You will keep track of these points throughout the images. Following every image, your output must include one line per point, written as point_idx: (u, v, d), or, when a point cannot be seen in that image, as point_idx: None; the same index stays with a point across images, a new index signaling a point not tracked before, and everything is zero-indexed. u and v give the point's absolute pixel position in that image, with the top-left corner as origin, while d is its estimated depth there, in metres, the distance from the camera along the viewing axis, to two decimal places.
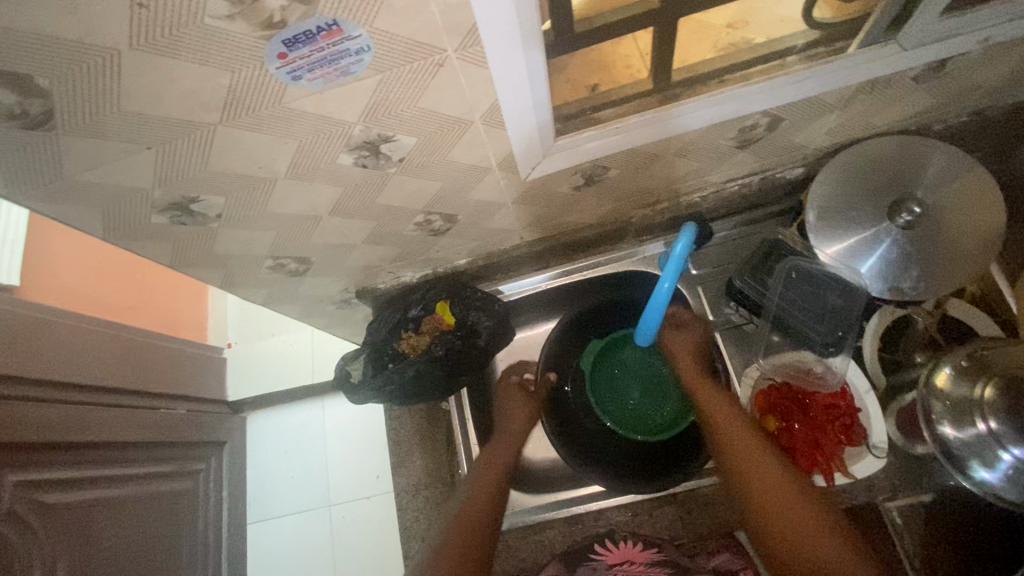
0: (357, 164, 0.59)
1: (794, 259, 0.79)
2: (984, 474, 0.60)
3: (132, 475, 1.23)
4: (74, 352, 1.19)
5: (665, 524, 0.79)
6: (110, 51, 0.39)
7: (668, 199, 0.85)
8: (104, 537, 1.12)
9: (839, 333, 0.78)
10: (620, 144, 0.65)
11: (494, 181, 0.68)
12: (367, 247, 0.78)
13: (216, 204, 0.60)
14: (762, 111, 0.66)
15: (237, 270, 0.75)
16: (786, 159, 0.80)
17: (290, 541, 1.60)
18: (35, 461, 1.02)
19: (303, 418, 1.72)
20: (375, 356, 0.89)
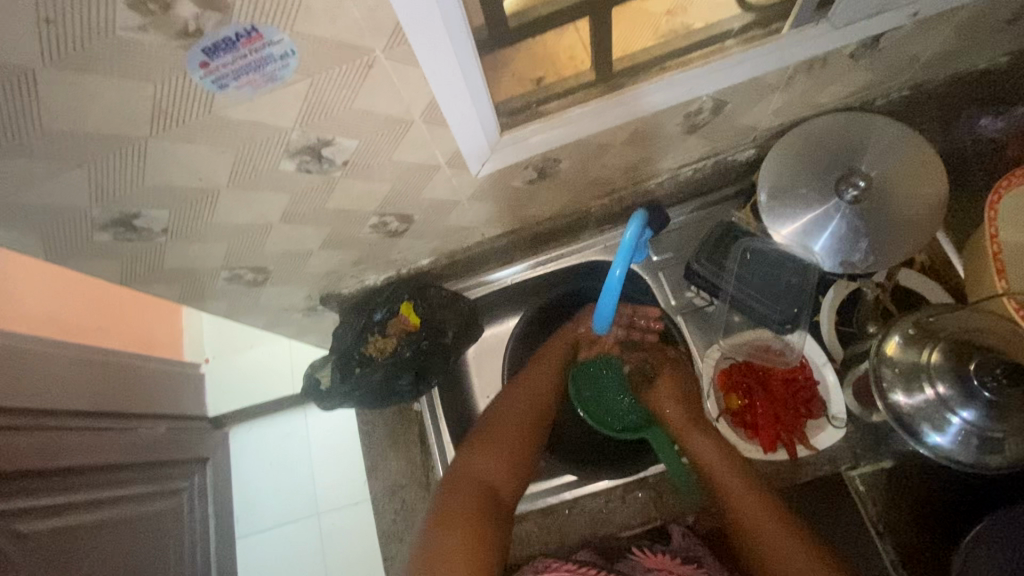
0: (301, 169, 0.58)
1: (748, 240, 0.81)
2: (936, 437, 0.62)
3: (111, 498, 1.21)
4: (43, 378, 1.17)
5: (639, 508, 0.79)
6: (23, 69, 0.39)
7: (624, 187, 0.86)
8: (86, 563, 1.10)
9: (795, 309, 0.80)
10: (570, 135, 0.66)
11: (445, 179, 0.69)
12: (325, 253, 0.78)
13: (161, 218, 0.59)
14: (705, 95, 0.66)
15: (193, 284, 0.74)
16: (736, 142, 0.81)
17: (281, 553, 1.59)
18: (9, 491, 1.00)
19: (285, 429, 1.70)
20: (341, 361, 0.87)
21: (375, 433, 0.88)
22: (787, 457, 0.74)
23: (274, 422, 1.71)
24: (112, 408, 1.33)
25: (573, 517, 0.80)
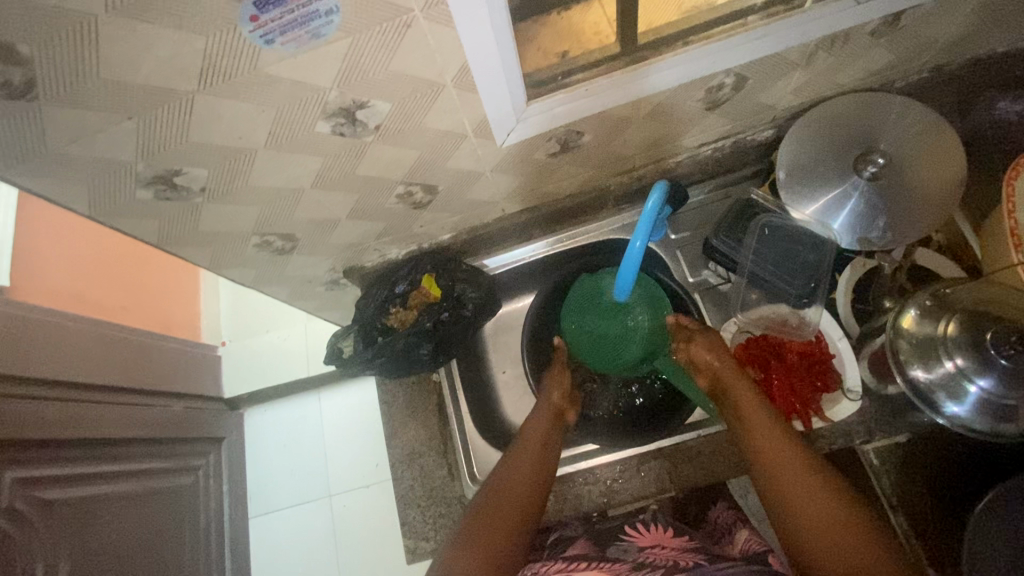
0: (335, 132, 0.60)
1: (766, 216, 0.83)
2: (954, 407, 0.63)
3: (130, 471, 1.24)
4: (68, 351, 1.20)
5: (654, 479, 0.81)
6: (87, 17, 0.41)
7: (644, 165, 0.87)
8: (105, 532, 1.13)
9: (811, 284, 0.81)
10: (592, 107, 0.68)
11: (471, 149, 0.70)
12: (351, 223, 0.80)
13: (200, 177, 0.61)
14: (727, 69, 0.68)
15: (224, 249, 0.76)
16: (756, 120, 0.82)
17: (292, 533, 1.61)
18: (32, 458, 1.03)
19: (299, 411, 1.73)
20: (363, 332, 0.90)
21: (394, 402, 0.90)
22: (802, 429, 0.75)
23: (289, 405, 1.74)
24: (132, 383, 1.36)
25: (588, 488, 0.82)
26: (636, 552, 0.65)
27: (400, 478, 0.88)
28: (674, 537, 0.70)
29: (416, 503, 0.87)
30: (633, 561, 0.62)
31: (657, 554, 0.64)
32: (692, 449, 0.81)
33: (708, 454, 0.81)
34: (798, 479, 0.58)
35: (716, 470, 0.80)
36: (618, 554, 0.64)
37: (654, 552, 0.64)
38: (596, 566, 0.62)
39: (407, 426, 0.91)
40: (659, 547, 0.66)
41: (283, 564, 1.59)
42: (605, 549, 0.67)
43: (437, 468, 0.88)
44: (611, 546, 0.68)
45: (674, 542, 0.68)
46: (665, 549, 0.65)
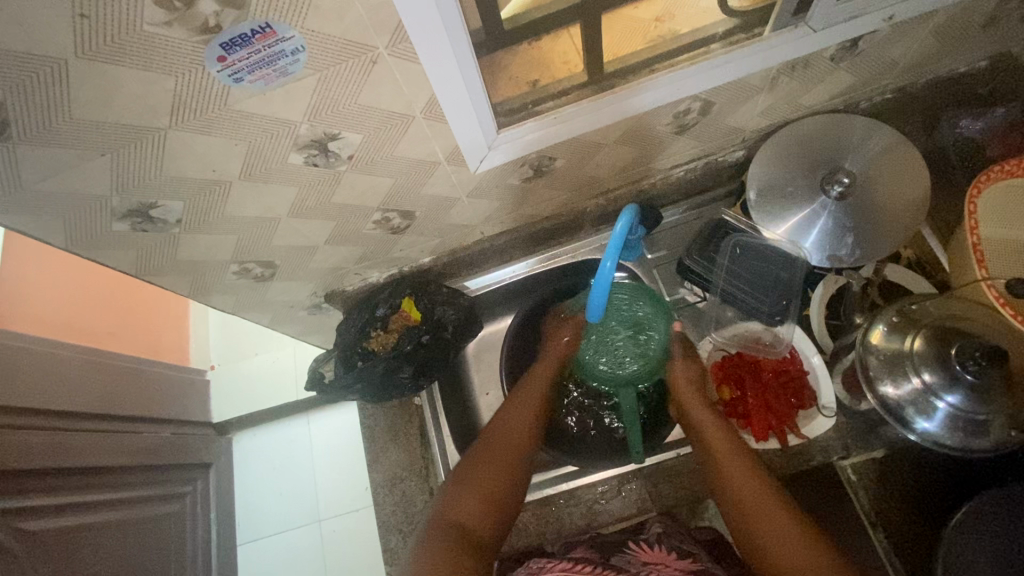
0: (308, 163, 0.62)
1: (739, 236, 0.84)
2: (923, 423, 0.64)
3: (115, 499, 1.23)
4: (53, 379, 1.20)
5: (635, 499, 0.81)
6: (58, 61, 0.43)
7: (619, 187, 0.89)
8: (90, 562, 1.12)
9: (784, 302, 0.82)
10: (565, 132, 0.69)
11: (445, 175, 0.72)
12: (330, 249, 0.81)
13: (175, 208, 0.62)
14: (693, 95, 0.70)
15: (203, 277, 0.77)
16: (726, 142, 0.85)
17: (281, 560, 1.59)
18: (15, 488, 1.02)
19: (289, 435, 1.72)
20: (344, 356, 0.91)
21: (376, 426, 0.91)
22: (778, 446, 0.75)
23: (278, 429, 1.73)
24: (119, 410, 1.36)
25: (569, 509, 0.82)
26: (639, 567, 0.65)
27: (382, 504, 0.87)
28: (674, 555, 0.69)
29: (399, 529, 0.86)
30: None
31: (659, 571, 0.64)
32: (672, 468, 0.81)
33: (688, 474, 0.81)
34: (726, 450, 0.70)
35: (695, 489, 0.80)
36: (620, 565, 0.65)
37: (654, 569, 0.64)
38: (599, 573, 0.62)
39: (389, 450, 0.91)
40: (660, 566, 0.66)
41: None
42: (610, 561, 0.68)
43: (420, 493, 0.87)
44: (613, 558, 0.69)
45: (676, 562, 0.67)
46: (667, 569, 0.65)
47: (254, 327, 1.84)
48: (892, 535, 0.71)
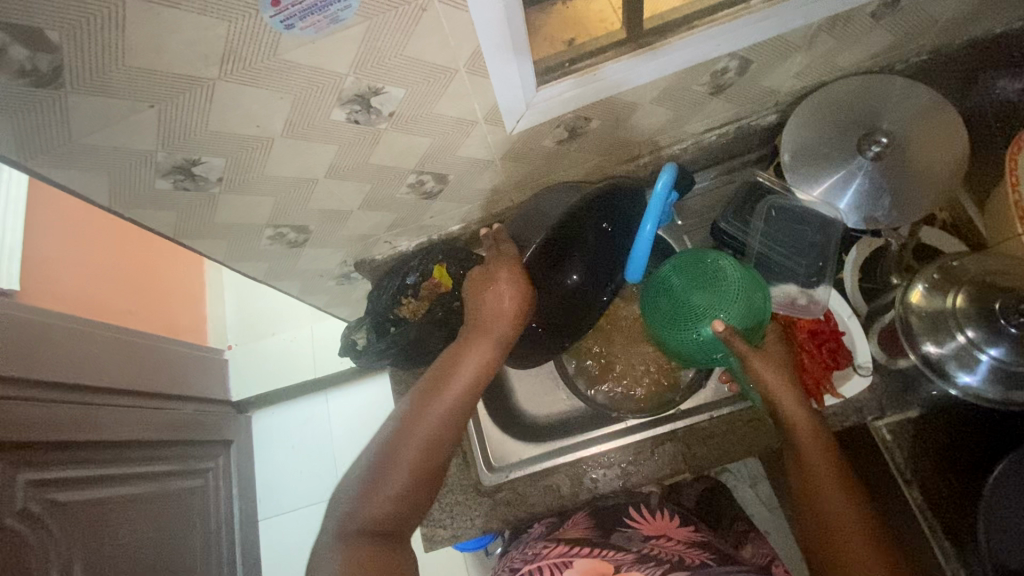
0: (350, 119, 0.61)
1: (772, 198, 0.84)
2: (965, 378, 0.64)
3: (138, 474, 1.28)
4: (74, 354, 1.21)
5: (668, 460, 0.81)
6: (115, 4, 0.42)
7: (650, 152, 0.88)
8: (118, 533, 1.18)
9: (820, 263, 0.80)
10: (604, 91, 0.69)
11: (481, 136, 0.71)
12: (363, 214, 0.81)
13: (216, 166, 0.62)
14: (731, 52, 0.69)
15: (239, 242, 0.77)
16: (760, 105, 0.84)
17: (303, 534, 1.62)
18: (44, 461, 1.07)
19: (307, 412, 1.73)
20: (377, 323, 0.92)
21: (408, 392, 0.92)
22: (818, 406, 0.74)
23: (296, 407, 1.75)
24: (142, 386, 1.38)
25: (602, 472, 0.82)
26: (640, 543, 0.71)
27: None
28: (679, 529, 0.77)
29: None
30: (638, 552, 0.68)
31: (663, 547, 0.71)
32: (707, 430, 0.82)
33: (722, 436, 0.81)
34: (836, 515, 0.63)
35: (729, 450, 0.81)
36: (622, 543, 0.71)
37: (658, 545, 0.71)
38: (598, 554, 0.69)
39: None
40: (664, 541, 0.72)
41: (293, 566, 1.60)
42: (610, 536, 0.73)
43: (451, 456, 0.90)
44: (615, 531, 0.74)
45: (679, 535, 0.75)
46: (671, 543, 0.72)
47: (272, 306, 1.85)
48: (926, 492, 0.72)
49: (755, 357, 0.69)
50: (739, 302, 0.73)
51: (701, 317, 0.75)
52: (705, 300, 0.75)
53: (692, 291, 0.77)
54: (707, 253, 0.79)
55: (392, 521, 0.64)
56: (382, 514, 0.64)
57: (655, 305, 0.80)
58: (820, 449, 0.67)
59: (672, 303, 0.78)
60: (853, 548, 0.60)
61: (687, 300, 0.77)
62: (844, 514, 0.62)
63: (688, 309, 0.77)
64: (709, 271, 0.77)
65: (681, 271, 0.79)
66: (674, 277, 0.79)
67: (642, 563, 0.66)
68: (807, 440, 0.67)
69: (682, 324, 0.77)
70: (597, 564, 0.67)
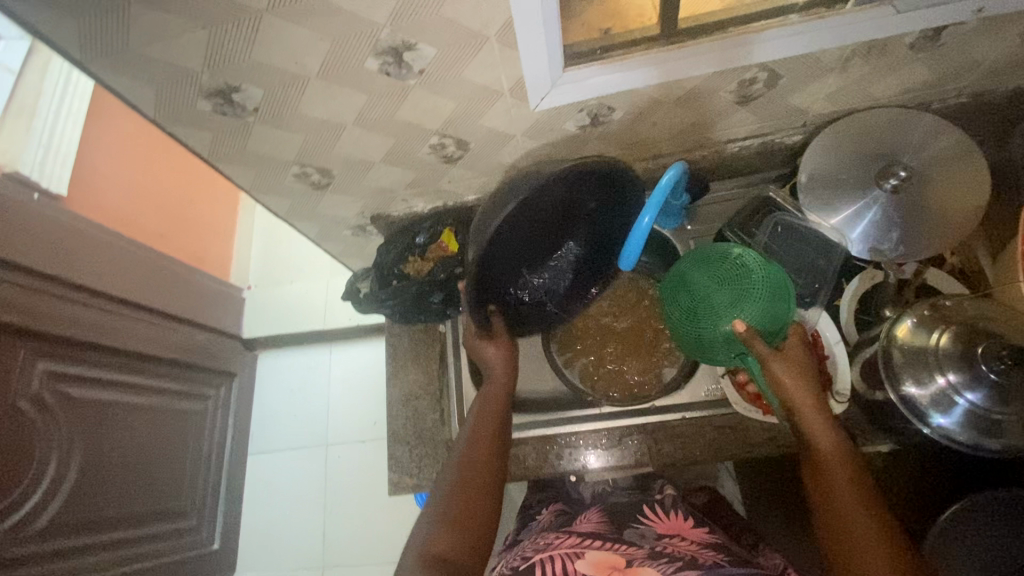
0: (382, 71, 0.65)
1: (780, 214, 0.84)
2: (939, 419, 0.64)
3: (145, 386, 1.36)
4: (103, 262, 1.30)
5: (634, 451, 0.85)
6: None
7: (671, 152, 0.90)
8: (117, 436, 1.27)
9: (816, 286, 0.81)
10: (628, 81, 0.71)
11: (505, 108, 0.74)
12: (384, 168, 0.85)
13: (254, 96, 0.67)
14: (761, 64, 0.71)
15: (266, 174, 0.82)
16: (787, 124, 0.85)
17: (287, 473, 1.70)
18: (64, 355, 1.16)
19: (311, 360, 1.81)
20: (381, 274, 0.97)
21: (400, 344, 0.99)
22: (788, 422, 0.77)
23: (301, 354, 1.82)
24: (165, 306, 1.46)
25: (568, 451, 0.87)
26: (652, 540, 0.72)
27: (395, 415, 0.96)
28: (692, 528, 0.78)
29: (406, 440, 0.94)
30: (650, 548, 0.70)
31: (674, 545, 0.71)
32: (676, 429, 0.85)
33: (690, 437, 0.84)
34: (842, 512, 0.62)
35: (694, 452, 0.84)
36: (637, 540, 0.72)
37: (671, 543, 0.72)
38: (609, 547, 0.70)
39: (408, 370, 0.98)
40: (676, 539, 0.73)
41: (273, 501, 1.68)
42: (622, 531, 0.75)
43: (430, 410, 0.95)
44: (629, 529, 0.77)
45: (693, 534, 0.75)
46: (685, 542, 0.72)
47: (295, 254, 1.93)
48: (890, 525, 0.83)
49: (773, 359, 0.71)
50: (761, 303, 0.75)
51: (721, 315, 0.77)
52: (728, 299, 0.77)
53: (715, 287, 0.78)
54: (732, 248, 0.80)
55: (458, 552, 0.62)
56: (457, 544, 0.63)
57: (676, 301, 0.82)
58: (834, 450, 0.67)
59: (693, 301, 0.80)
60: (857, 543, 0.59)
61: (709, 297, 0.79)
62: (852, 508, 0.62)
63: (708, 305, 0.79)
64: (732, 268, 0.79)
65: (703, 270, 0.81)
66: (697, 275, 0.81)
67: (653, 557, 0.66)
68: (822, 441, 0.68)
69: (699, 316, 0.79)
70: (609, 555, 0.67)
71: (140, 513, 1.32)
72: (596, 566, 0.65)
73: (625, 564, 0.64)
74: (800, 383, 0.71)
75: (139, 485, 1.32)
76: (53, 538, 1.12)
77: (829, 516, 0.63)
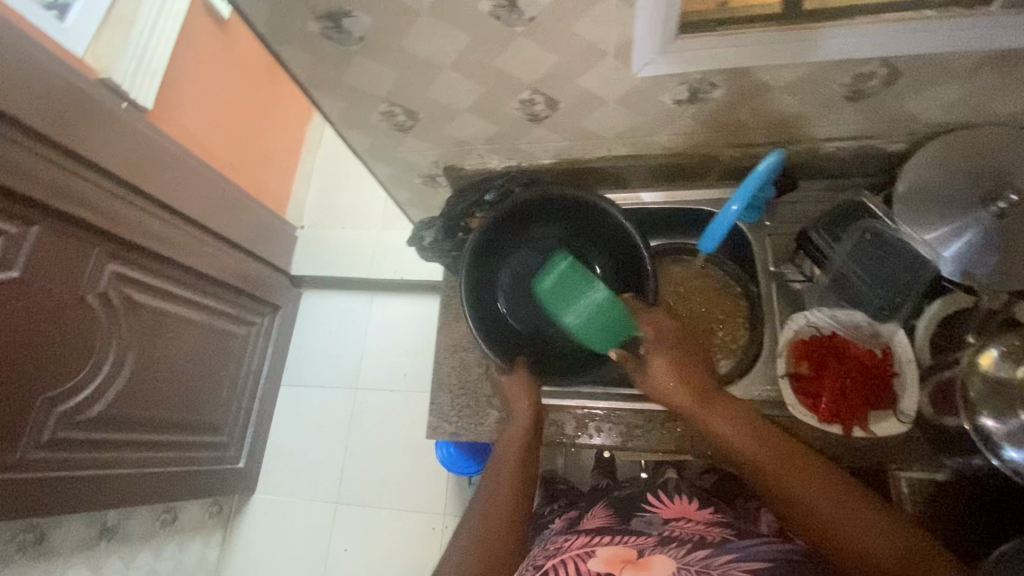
0: (492, 14, 0.64)
1: (872, 221, 0.79)
2: (1014, 453, 0.60)
3: (199, 303, 1.42)
4: (173, 179, 1.34)
5: (675, 438, 0.84)
6: None
7: (761, 144, 0.87)
8: (168, 345, 1.33)
9: (898, 299, 0.79)
10: (737, 58, 0.68)
11: (605, 71, 0.72)
12: (469, 118, 0.85)
13: (362, 24, 0.67)
14: (883, 58, 0.67)
15: (355, 108, 0.84)
16: (891, 129, 0.81)
17: (315, 408, 1.76)
18: (132, 260, 1.22)
19: (352, 305, 1.85)
20: (447, 225, 0.97)
21: (454, 296, 1.00)
22: (842, 433, 0.74)
23: (343, 298, 1.86)
24: (225, 231, 1.51)
25: (608, 426, 0.87)
26: (658, 526, 0.72)
27: (441, 363, 0.98)
28: (697, 509, 0.77)
29: (447, 389, 0.96)
30: (660, 534, 0.69)
31: (681, 527, 0.70)
32: None
33: None
34: (800, 492, 0.63)
35: None
36: (643, 528, 0.71)
37: (678, 525, 0.71)
38: (616, 540, 0.68)
39: (459, 322, 0.99)
40: (684, 521, 0.73)
41: (298, 432, 1.74)
42: (630, 523, 0.75)
43: (475, 364, 0.96)
44: (636, 519, 0.77)
45: (698, 513, 0.75)
46: (692, 522, 0.72)
47: (350, 200, 1.96)
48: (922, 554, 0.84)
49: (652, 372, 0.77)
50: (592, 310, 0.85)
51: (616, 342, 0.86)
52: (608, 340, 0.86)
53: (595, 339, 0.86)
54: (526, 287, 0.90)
55: None
56: None
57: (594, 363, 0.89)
58: (738, 430, 0.70)
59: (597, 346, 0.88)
60: (829, 514, 0.61)
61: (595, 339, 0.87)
62: (805, 479, 0.64)
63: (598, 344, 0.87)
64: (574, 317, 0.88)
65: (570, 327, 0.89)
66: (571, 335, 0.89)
67: (663, 543, 0.65)
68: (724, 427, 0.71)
69: (570, 303, 0.87)
70: (617, 547, 0.65)
71: (179, 420, 1.40)
72: (607, 562, 0.62)
73: (636, 555, 0.62)
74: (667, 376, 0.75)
75: (181, 394, 1.39)
76: (100, 427, 1.20)
77: (789, 500, 0.64)
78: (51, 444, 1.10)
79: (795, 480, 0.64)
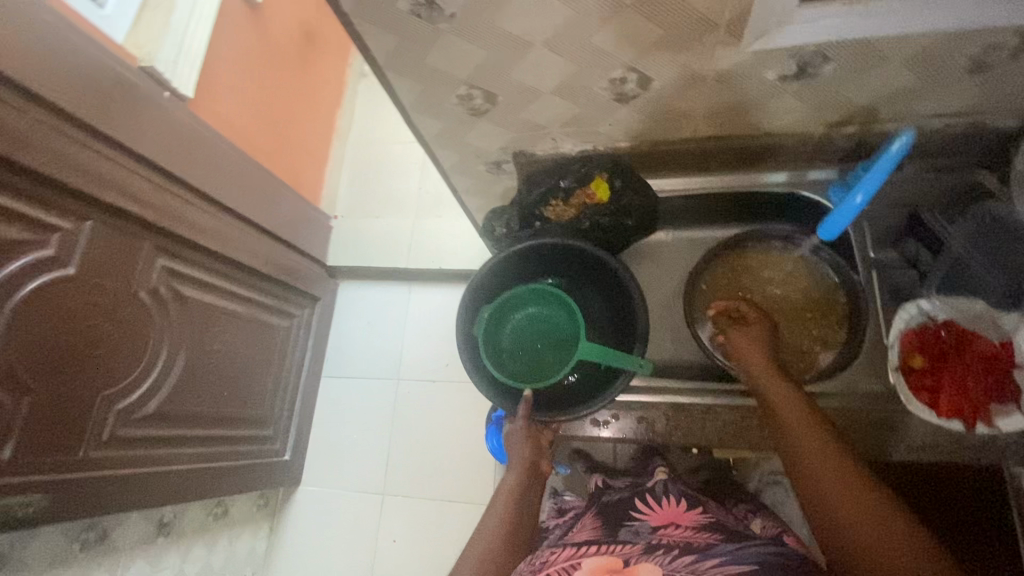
0: None
1: (990, 205, 0.81)
2: None
3: (243, 296, 1.40)
4: (216, 170, 1.30)
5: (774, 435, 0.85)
6: None
7: (861, 122, 0.81)
8: (215, 340, 1.30)
9: (1019, 288, 0.79)
10: (859, 29, 0.62)
11: (709, 46, 0.67)
12: (551, 100, 0.80)
13: (457, 0, 0.62)
14: (1021, 26, 0.61)
15: (432, 91, 0.79)
16: (1009, 105, 0.74)
17: (357, 400, 1.74)
18: (180, 253, 1.20)
19: (390, 296, 1.81)
20: (522, 217, 0.96)
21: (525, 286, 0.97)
22: (964, 427, 0.76)
23: (381, 288, 1.82)
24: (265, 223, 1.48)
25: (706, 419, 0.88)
26: (647, 534, 0.75)
27: None
28: (686, 513, 0.80)
29: None
30: (649, 542, 0.72)
31: (669, 536, 0.74)
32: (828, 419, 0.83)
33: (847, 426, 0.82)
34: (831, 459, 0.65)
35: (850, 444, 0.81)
36: (632, 536, 0.75)
37: (665, 534, 0.74)
38: (607, 550, 0.72)
39: None
40: (671, 529, 0.76)
41: (340, 424, 1.73)
42: (618, 531, 0.77)
43: None
44: (624, 527, 0.79)
45: (687, 517, 0.78)
46: (679, 530, 0.75)
47: (385, 188, 1.91)
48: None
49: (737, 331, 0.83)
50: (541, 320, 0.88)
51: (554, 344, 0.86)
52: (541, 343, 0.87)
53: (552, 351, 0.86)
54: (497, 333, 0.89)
55: None
56: None
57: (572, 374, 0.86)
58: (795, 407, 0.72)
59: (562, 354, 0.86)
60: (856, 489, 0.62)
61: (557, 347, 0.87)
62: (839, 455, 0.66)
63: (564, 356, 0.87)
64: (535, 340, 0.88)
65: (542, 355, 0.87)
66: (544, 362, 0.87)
67: (649, 553, 0.69)
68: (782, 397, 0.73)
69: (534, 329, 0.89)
70: (606, 560, 0.69)
71: (229, 415, 1.38)
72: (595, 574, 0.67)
73: (622, 565, 0.67)
74: (754, 348, 0.80)
75: (230, 388, 1.37)
76: (156, 424, 1.18)
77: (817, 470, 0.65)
78: (110, 441, 1.08)
79: (825, 455, 0.66)
